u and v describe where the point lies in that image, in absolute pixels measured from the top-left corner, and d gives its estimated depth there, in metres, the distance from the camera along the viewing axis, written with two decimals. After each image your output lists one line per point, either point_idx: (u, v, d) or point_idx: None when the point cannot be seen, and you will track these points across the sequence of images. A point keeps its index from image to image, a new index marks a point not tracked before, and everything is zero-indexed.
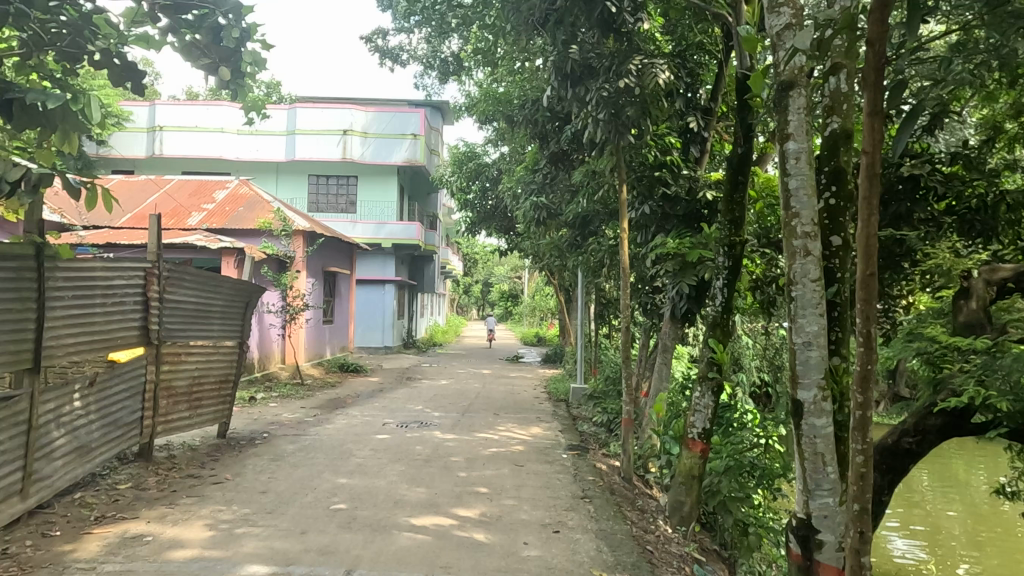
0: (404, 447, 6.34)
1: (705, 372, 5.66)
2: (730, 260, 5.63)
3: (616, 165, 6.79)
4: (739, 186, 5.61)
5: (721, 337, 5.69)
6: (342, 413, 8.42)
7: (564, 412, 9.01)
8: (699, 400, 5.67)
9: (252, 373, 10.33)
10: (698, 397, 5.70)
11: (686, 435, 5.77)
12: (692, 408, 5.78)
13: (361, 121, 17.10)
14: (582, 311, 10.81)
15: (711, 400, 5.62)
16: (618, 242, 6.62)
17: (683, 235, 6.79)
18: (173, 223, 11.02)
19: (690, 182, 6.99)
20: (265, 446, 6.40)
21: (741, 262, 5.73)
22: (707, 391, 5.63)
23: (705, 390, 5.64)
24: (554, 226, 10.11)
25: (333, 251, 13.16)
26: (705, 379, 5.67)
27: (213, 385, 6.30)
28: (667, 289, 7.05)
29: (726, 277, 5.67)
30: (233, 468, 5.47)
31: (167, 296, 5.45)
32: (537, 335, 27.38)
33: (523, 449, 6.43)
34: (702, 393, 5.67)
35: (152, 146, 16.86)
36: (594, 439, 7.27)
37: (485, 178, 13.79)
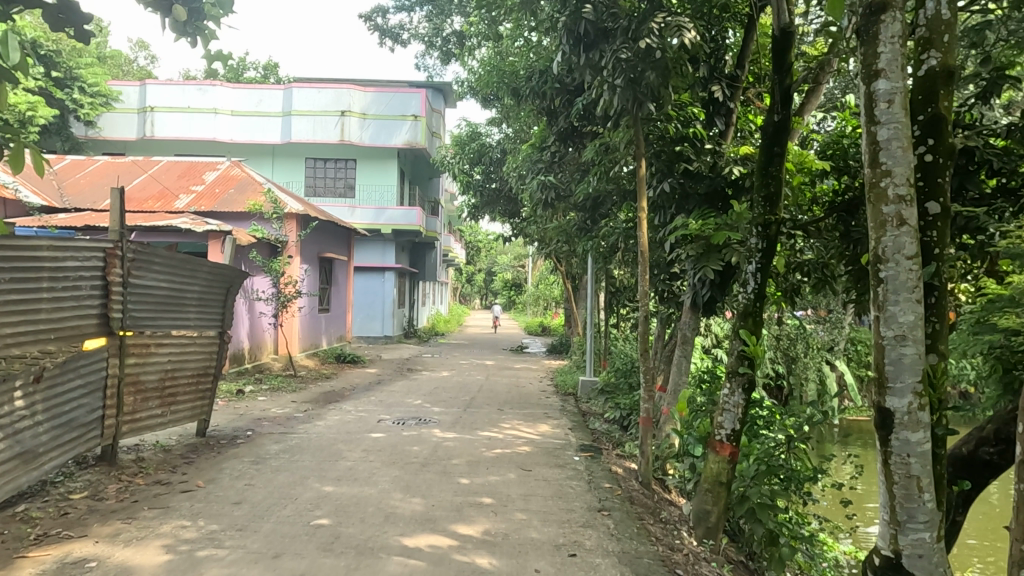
0: (400, 448, 5.76)
1: (734, 366, 5.05)
2: (764, 241, 4.99)
3: (633, 138, 6.20)
4: (775, 159, 4.99)
5: (754, 328, 5.05)
6: (336, 408, 7.85)
7: (573, 408, 8.40)
8: (728, 397, 5.07)
9: (242, 365, 9.78)
10: (727, 394, 5.08)
11: (712, 437, 5.16)
12: (719, 407, 5.17)
13: (359, 102, 16.47)
14: (592, 300, 10.19)
15: (742, 398, 5.00)
16: (637, 223, 5.98)
17: (706, 215, 6.15)
18: (159, 205, 10.43)
19: (714, 158, 6.33)
20: (247, 446, 5.82)
21: (776, 244, 5.09)
22: (737, 387, 5.02)
23: (735, 386, 5.03)
24: (563, 209, 9.48)
25: (329, 236, 12.55)
26: (734, 373, 5.07)
27: (189, 379, 5.71)
28: (688, 274, 6.43)
29: (760, 260, 5.04)
30: (208, 473, 4.90)
31: (133, 280, 4.84)
32: (541, 325, 26.77)
33: (531, 450, 5.84)
34: (731, 390, 5.07)
35: (142, 128, 16.26)
36: (607, 438, 6.68)
37: (488, 159, 13.16)
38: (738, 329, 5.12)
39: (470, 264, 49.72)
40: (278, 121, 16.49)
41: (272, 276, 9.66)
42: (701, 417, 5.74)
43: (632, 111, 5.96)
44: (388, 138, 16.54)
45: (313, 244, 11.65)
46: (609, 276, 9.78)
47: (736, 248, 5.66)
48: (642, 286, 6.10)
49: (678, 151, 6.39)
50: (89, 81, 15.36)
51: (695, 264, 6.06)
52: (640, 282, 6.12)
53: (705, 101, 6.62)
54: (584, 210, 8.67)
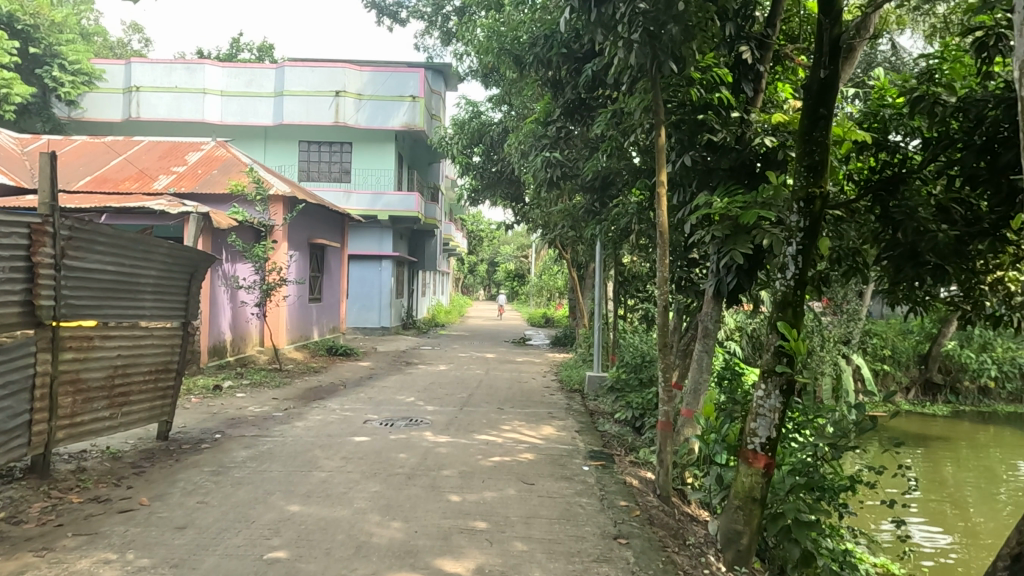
0: (384, 455, 5.05)
1: (771, 365, 4.31)
2: (807, 219, 4.16)
3: (651, 104, 5.49)
4: (820, 121, 4.17)
5: (794, 320, 4.29)
6: (320, 406, 7.16)
7: (580, 408, 7.67)
8: (761, 398, 4.36)
9: (224, 358, 9.10)
10: (761, 396, 4.36)
11: (743, 446, 4.46)
12: (752, 413, 4.44)
13: (355, 81, 15.74)
14: (599, 290, 9.45)
15: (779, 403, 4.28)
16: (655, 201, 5.19)
17: (733, 192, 5.44)
18: (136, 187, 9.74)
19: (741, 127, 5.61)
20: (211, 452, 5.11)
21: (823, 222, 4.29)
22: (774, 389, 4.29)
23: (772, 387, 4.31)
24: (569, 191, 8.71)
25: (320, 220, 11.84)
26: (767, 374, 4.34)
27: (142, 377, 5.02)
28: (712, 259, 5.73)
29: (802, 243, 4.24)
30: (158, 486, 4.20)
31: (69, 263, 4.15)
32: (544, 316, 26.07)
33: (534, 458, 5.13)
34: (762, 389, 4.38)
35: (127, 108, 15.53)
36: (619, 443, 5.98)
37: (489, 139, 12.40)
38: (773, 323, 4.37)
39: (472, 254, 48.91)
40: (269, 102, 15.74)
41: (255, 262, 8.96)
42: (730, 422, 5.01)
43: (651, 71, 5.22)
44: (385, 120, 15.81)
45: (302, 229, 10.93)
46: (618, 263, 9.06)
47: (767, 229, 4.94)
48: (660, 272, 5.29)
49: (701, 120, 5.68)
50: (71, 58, 14.67)
51: (721, 247, 5.32)
52: (658, 266, 5.29)
53: (731, 63, 5.87)
54: (592, 191, 7.91)
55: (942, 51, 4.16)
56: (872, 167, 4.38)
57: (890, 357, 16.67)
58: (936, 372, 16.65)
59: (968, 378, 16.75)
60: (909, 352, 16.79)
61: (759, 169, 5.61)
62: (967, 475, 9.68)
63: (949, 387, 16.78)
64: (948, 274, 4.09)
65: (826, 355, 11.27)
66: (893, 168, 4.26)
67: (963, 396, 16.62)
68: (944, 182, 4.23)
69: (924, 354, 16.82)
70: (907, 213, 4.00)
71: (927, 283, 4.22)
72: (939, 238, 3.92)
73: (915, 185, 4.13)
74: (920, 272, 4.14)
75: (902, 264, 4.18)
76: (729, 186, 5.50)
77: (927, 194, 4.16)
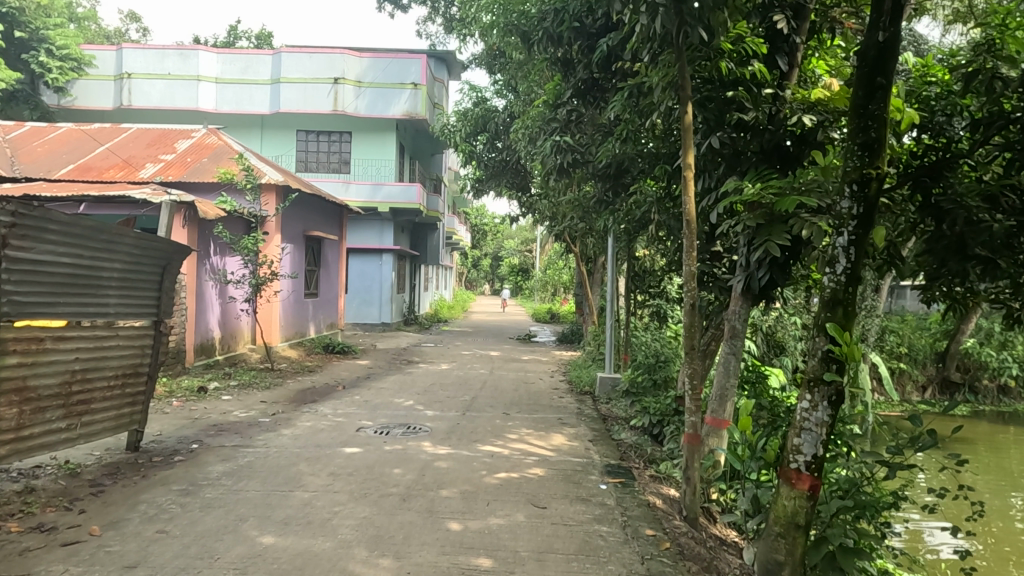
0: (377, 472, 4.49)
1: (818, 373, 3.54)
2: (863, 205, 3.31)
3: (674, 80, 4.98)
4: (877, 93, 3.24)
5: (846, 322, 3.45)
6: (311, 411, 6.61)
7: (593, 413, 7.10)
8: (805, 410, 3.60)
9: (212, 357, 8.59)
10: (806, 408, 3.61)
11: (783, 464, 3.70)
12: (794, 426, 3.71)
13: (354, 68, 15.17)
14: (612, 284, 8.87)
15: (827, 416, 3.54)
16: (682, 184, 4.58)
17: (766, 176, 4.94)
18: (122, 176, 9.22)
19: (773, 106, 5.08)
20: (183, 466, 4.56)
21: (880, 208, 3.41)
22: (821, 401, 3.54)
23: (818, 398, 3.55)
24: (580, 180, 8.13)
25: (316, 211, 11.29)
26: (813, 382, 3.58)
27: (106, 383, 4.49)
28: (740, 249, 5.20)
29: (855, 229, 3.38)
30: (117, 510, 3.66)
31: (14, 253, 3.61)
32: (549, 311, 25.50)
33: (545, 474, 4.57)
34: (802, 399, 3.65)
35: (119, 96, 14.99)
36: (638, 455, 5.42)
37: (494, 126, 11.81)
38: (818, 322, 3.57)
39: (475, 248, 48.33)
40: (266, 90, 15.19)
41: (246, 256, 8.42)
42: (769, 438, 4.39)
43: (676, 41, 4.66)
44: (386, 107, 15.25)
45: (296, 221, 10.39)
46: (632, 256, 8.49)
47: (806, 218, 4.46)
48: (687, 266, 4.63)
49: (730, 98, 5.17)
50: (58, 43, 14.16)
51: (755, 238, 4.79)
52: (684, 260, 4.63)
53: (765, 33, 5.31)
54: (604, 179, 7.33)
55: (998, 16, 3.43)
56: (912, 152, 3.61)
57: (907, 355, 16.07)
58: (955, 370, 16.04)
59: (988, 377, 16.10)
60: (927, 350, 16.17)
61: (791, 155, 5.12)
62: (1000, 480, 9.07)
63: (967, 386, 16.14)
64: (1001, 269, 3.40)
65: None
66: (937, 154, 3.53)
67: (982, 396, 16.00)
68: (999, 166, 3.48)
69: (942, 350, 16.21)
70: (954, 201, 3.38)
71: (971, 278, 3.60)
72: (995, 229, 3.27)
73: (961, 170, 3.45)
74: (965, 265, 3.51)
75: (946, 258, 3.56)
76: (757, 170, 5.04)
77: (973, 181, 3.46)
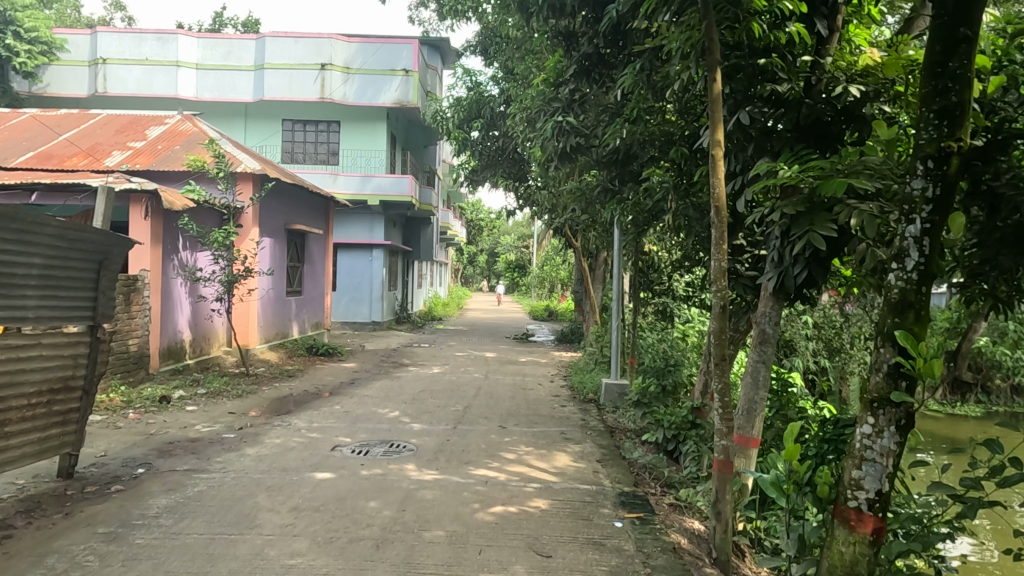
0: (349, 506, 3.78)
1: (883, 393, 2.67)
2: (941, 188, 2.47)
3: (698, 46, 4.33)
4: (960, 48, 2.42)
5: (919, 329, 2.55)
6: (283, 424, 5.89)
7: (598, 425, 6.38)
8: (866, 436, 2.73)
9: (182, 361, 7.87)
10: (866, 434, 2.73)
11: (835, 501, 2.85)
12: (849, 454, 2.83)
13: (343, 53, 14.44)
14: (617, 281, 8.14)
15: (896, 445, 2.65)
16: (711, 165, 3.87)
17: (805, 156, 4.29)
18: (86, 163, 8.50)
19: (810, 76, 4.45)
20: (119, 499, 3.84)
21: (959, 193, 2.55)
22: (887, 426, 2.65)
23: (883, 422, 2.66)
24: (584, 166, 7.39)
25: (299, 203, 10.59)
26: (878, 401, 2.69)
27: (25, 401, 3.76)
28: (770, 241, 4.49)
29: (930, 215, 2.52)
30: (17, 565, 2.93)
31: None
32: (546, 309, 24.74)
33: (548, 508, 3.85)
34: (862, 422, 2.76)
35: (93, 82, 14.25)
36: (655, 481, 4.71)
37: (489, 112, 11.07)
38: (881, 328, 2.69)
39: (471, 244, 47.49)
40: (249, 77, 14.41)
41: (224, 252, 7.74)
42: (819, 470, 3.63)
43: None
44: (375, 94, 14.57)
45: (276, 213, 9.66)
46: (638, 250, 7.79)
47: (853, 205, 3.90)
48: (716, 261, 3.85)
49: (762, 66, 4.51)
50: (27, 25, 13.51)
51: (794, 229, 4.13)
52: (712, 255, 3.85)
53: None
54: (610, 165, 6.65)
55: None
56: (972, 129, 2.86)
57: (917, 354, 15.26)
58: (967, 370, 15.34)
59: (1001, 376, 15.40)
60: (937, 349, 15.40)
61: (825, 134, 4.46)
62: None
63: (979, 386, 15.42)
64: None
65: (853, 350, 10.12)
66: (988, 135, 2.71)
67: (996, 396, 15.33)
68: None
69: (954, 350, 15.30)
70: (1015, 186, 2.65)
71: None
72: None
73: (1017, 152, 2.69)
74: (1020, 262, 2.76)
75: (998, 253, 2.82)
76: (788, 150, 4.41)
77: None
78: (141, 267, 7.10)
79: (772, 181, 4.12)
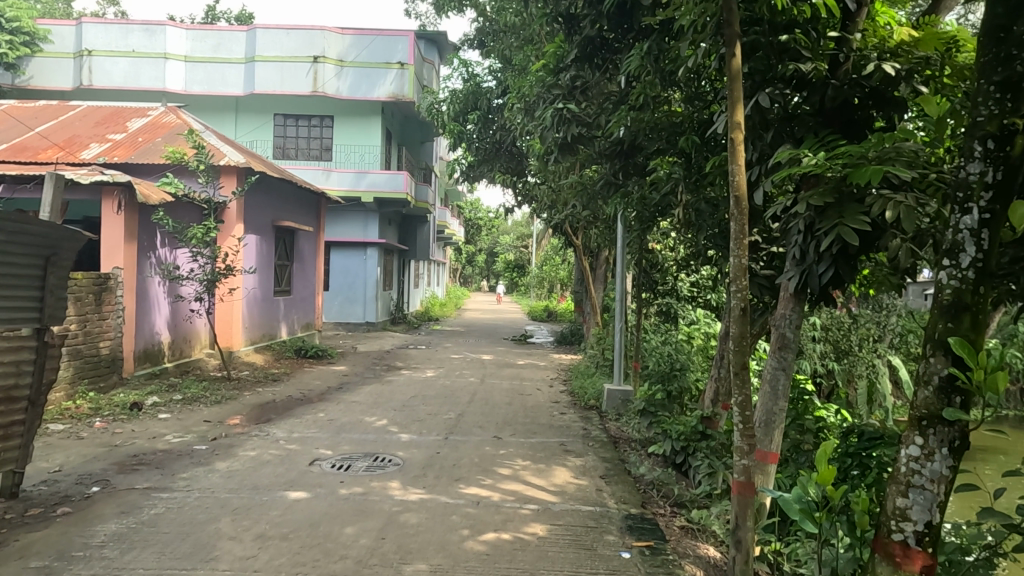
0: (321, 533, 3.35)
1: (932, 408, 2.18)
2: (1009, 170, 1.99)
3: (715, 21, 3.92)
4: None
5: (977, 336, 2.08)
6: (261, 434, 5.46)
7: (601, 435, 5.93)
8: (912, 460, 2.23)
9: (159, 364, 7.44)
10: (912, 457, 2.23)
11: (875, 533, 2.36)
12: (890, 478, 2.34)
13: (336, 46, 14.00)
14: (619, 281, 7.70)
15: (950, 470, 2.16)
16: (729, 151, 3.42)
17: (834, 143, 3.86)
18: (61, 156, 8.08)
19: (836, 53, 4.03)
20: (63, 524, 3.40)
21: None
22: (938, 447, 2.15)
23: (933, 443, 2.17)
24: (586, 159, 6.95)
25: (288, 199, 10.16)
26: (925, 418, 2.20)
27: None
28: (790, 236, 4.05)
29: (989, 204, 2.07)
30: None
31: None
32: (546, 309, 24.27)
33: (546, 536, 3.43)
34: (907, 443, 2.27)
35: (78, 75, 13.81)
36: (666, 502, 4.27)
37: (486, 104, 10.64)
38: (930, 334, 2.21)
39: (470, 244, 47.02)
40: (239, 70, 13.98)
41: (207, 250, 7.31)
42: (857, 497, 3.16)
43: None
44: (370, 88, 14.08)
45: (263, 209, 9.23)
46: (642, 248, 7.36)
47: (889, 196, 3.48)
48: (735, 258, 3.41)
49: (785, 43, 4.09)
50: (8, 15, 13.13)
51: (821, 223, 3.72)
52: (730, 251, 3.41)
53: None
54: (612, 157, 6.25)
55: None
56: None
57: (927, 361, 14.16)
58: None
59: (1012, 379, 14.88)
60: None
61: (850, 120, 4.07)
62: None
63: None
64: None
65: (865, 353, 9.70)
66: None
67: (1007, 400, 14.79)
68: None
69: None
70: None
71: None
72: None
73: None
74: None
75: None
76: (812, 136, 3.99)
77: None
78: (114, 265, 6.67)
79: (795, 169, 3.69)
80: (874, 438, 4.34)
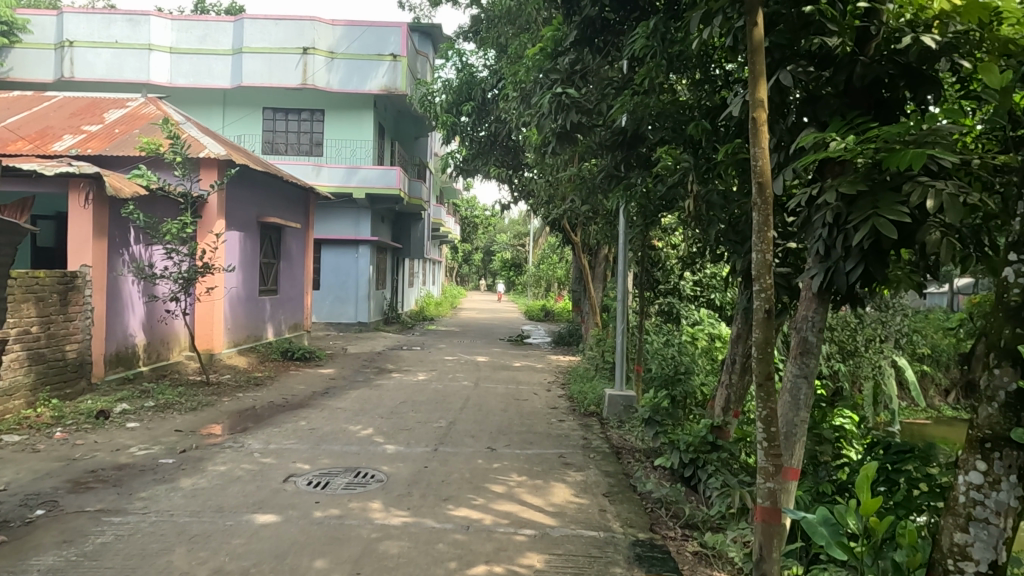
0: (287, 567, 2.94)
1: (1001, 429, 1.88)
2: None
3: None
4: None
5: None
6: (236, 445, 5.04)
7: (603, 445, 5.52)
8: (974, 489, 1.94)
9: (134, 368, 7.01)
10: (975, 485, 1.94)
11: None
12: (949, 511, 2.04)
13: (326, 37, 13.57)
14: (622, 279, 7.23)
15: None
16: (751, 131, 2.98)
17: (865, 125, 3.45)
18: (32, 148, 7.65)
19: (866, 26, 3.63)
20: None
21: None
22: (1009, 475, 1.86)
23: (1000, 470, 1.88)
24: (585, 150, 6.55)
25: (274, 195, 9.73)
26: (990, 441, 1.91)
27: None
28: (813, 231, 3.60)
29: None
30: None
31: None
32: (543, 308, 23.86)
33: (543, 569, 3.02)
34: (967, 468, 1.97)
35: (60, 67, 13.35)
36: (676, 524, 3.86)
37: (480, 95, 10.21)
38: (994, 339, 1.93)
39: (466, 242, 46.57)
40: (227, 62, 13.56)
41: (186, 248, 6.90)
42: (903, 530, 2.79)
43: None
44: (361, 82, 13.66)
45: (246, 204, 8.80)
46: (644, 244, 6.95)
47: (929, 183, 3.08)
48: (758, 253, 2.98)
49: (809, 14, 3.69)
50: None
51: (851, 215, 3.29)
52: (752, 246, 2.98)
53: None
54: (614, 147, 5.80)
55: None
56: None
57: (930, 358, 13.95)
58: None
59: None
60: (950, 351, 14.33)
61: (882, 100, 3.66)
62: None
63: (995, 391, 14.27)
64: None
65: (871, 356, 9.17)
66: None
67: None
68: None
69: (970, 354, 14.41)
70: None
71: None
72: None
73: None
74: None
75: None
76: (838, 118, 3.58)
77: None
78: (82, 263, 6.24)
79: (822, 154, 3.29)
80: (903, 451, 3.85)
